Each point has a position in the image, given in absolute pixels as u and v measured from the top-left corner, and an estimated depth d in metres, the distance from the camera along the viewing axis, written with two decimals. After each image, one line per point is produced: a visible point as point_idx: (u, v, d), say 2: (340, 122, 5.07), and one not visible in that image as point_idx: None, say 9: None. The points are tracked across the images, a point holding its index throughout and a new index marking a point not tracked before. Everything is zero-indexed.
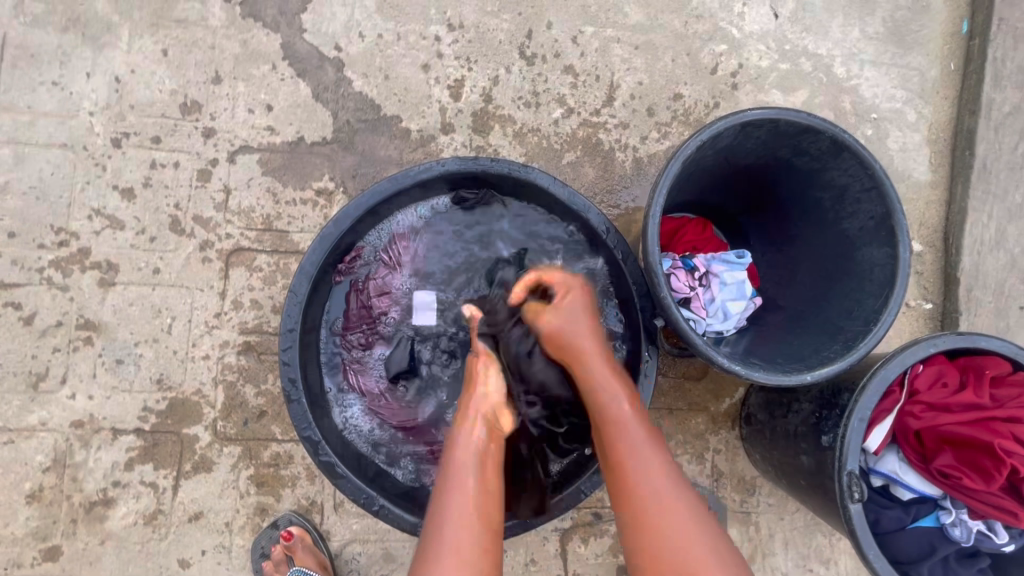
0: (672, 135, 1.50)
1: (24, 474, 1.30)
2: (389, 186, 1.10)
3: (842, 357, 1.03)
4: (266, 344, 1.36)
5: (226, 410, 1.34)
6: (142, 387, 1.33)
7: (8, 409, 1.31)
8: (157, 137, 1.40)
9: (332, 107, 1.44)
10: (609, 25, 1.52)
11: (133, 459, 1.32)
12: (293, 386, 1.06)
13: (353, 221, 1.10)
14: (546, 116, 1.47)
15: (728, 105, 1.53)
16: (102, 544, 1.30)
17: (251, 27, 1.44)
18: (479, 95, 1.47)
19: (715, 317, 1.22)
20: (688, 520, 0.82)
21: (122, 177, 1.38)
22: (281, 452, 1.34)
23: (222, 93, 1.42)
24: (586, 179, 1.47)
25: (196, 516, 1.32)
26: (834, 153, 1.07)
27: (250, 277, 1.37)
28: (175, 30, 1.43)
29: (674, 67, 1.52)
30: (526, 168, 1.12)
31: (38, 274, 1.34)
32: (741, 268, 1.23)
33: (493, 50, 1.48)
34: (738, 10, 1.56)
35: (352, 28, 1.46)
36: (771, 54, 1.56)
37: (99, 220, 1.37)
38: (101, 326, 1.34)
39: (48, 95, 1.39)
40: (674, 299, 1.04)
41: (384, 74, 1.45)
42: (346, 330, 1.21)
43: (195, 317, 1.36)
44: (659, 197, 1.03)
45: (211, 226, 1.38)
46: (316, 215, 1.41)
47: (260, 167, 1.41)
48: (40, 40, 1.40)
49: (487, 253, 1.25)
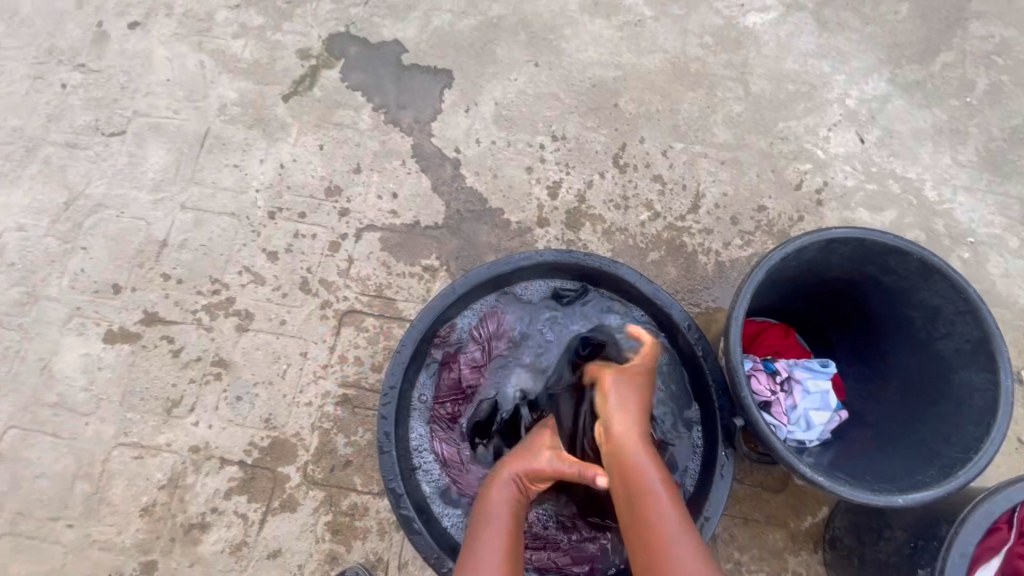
0: (755, 243, 1.58)
1: (143, 488, 1.48)
2: (493, 268, 1.26)
3: (939, 484, 0.99)
4: (362, 398, 1.51)
5: (317, 455, 1.47)
6: (252, 424, 1.51)
7: (144, 428, 1.52)
8: (303, 213, 1.68)
9: (446, 198, 1.67)
10: (697, 142, 1.68)
11: (232, 489, 1.46)
12: (387, 439, 1.17)
13: (458, 295, 1.25)
14: (633, 218, 1.61)
15: (812, 219, 1.60)
16: (191, 567, 1.41)
17: (391, 131, 1.75)
18: (574, 196, 1.64)
19: (797, 425, 1.20)
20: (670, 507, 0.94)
21: (271, 243, 1.66)
22: (358, 503, 1.43)
23: (360, 181, 1.71)
24: (667, 277, 1.55)
25: (275, 554, 1.41)
26: (924, 274, 1.09)
27: (357, 336, 1.56)
28: (333, 130, 1.76)
29: (759, 182, 1.63)
30: (615, 264, 1.27)
31: (191, 314, 1.61)
32: (825, 377, 1.23)
33: (590, 158, 1.68)
34: (823, 135, 1.67)
35: (471, 135, 1.73)
36: (858, 174, 1.63)
37: (247, 275, 1.63)
38: (230, 364, 1.56)
39: (228, 175, 1.74)
40: (756, 402, 1.07)
41: (493, 173, 1.68)
42: (437, 400, 1.29)
43: (306, 366, 1.55)
44: (744, 300, 1.09)
45: (333, 288, 1.61)
46: (420, 287, 1.60)
47: (380, 244, 1.64)
48: (231, 133, 1.79)
49: (553, 327, 1.31)
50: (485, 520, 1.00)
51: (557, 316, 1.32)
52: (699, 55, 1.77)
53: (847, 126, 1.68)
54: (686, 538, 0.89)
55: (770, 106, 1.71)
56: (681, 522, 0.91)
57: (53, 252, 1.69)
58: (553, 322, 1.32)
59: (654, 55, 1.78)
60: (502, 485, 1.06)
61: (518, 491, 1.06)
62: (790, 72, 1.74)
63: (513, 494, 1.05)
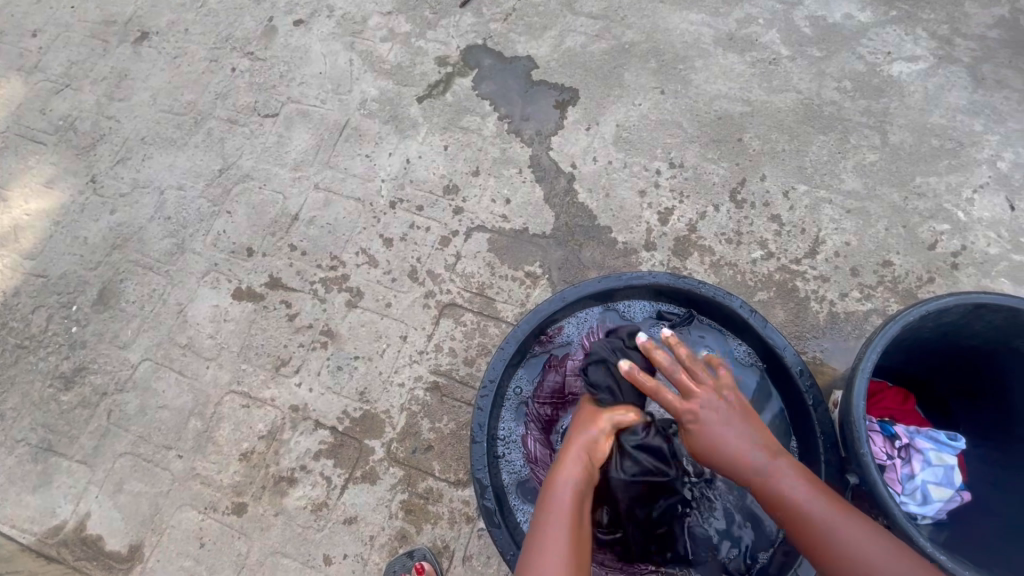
0: (876, 298, 1.50)
1: (246, 435, 1.61)
2: (606, 282, 1.29)
3: None
4: (451, 388, 1.57)
5: (402, 435, 1.54)
6: (347, 394, 1.61)
7: (254, 380, 1.67)
8: (421, 206, 1.79)
9: (557, 210, 1.72)
10: (822, 187, 1.62)
11: (321, 451, 1.56)
12: (480, 429, 1.23)
13: (566, 302, 1.30)
14: (745, 254, 1.58)
15: (944, 282, 1.49)
16: (275, 516, 1.52)
17: (512, 141, 1.83)
18: (684, 225, 1.64)
19: (911, 497, 1.13)
20: (860, 531, 0.84)
21: (388, 230, 1.78)
22: (433, 488, 1.49)
23: (477, 183, 1.80)
24: (774, 319, 1.50)
25: (350, 520, 1.49)
26: None
27: (454, 328, 1.63)
28: (458, 134, 1.87)
29: (887, 236, 1.55)
30: (729, 296, 1.25)
31: (309, 285, 1.75)
32: (951, 452, 1.14)
33: (706, 189, 1.67)
34: (967, 196, 1.58)
35: (589, 152, 1.77)
36: (1003, 242, 1.52)
37: (363, 256, 1.76)
38: (336, 336, 1.68)
39: (359, 163, 1.89)
40: (875, 462, 1.01)
41: (605, 192, 1.71)
42: (535, 399, 1.31)
43: (404, 349, 1.63)
44: (873, 353, 1.04)
45: (438, 280, 1.69)
46: (520, 291, 1.65)
47: (488, 245, 1.71)
48: (368, 125, 1.94)
49: None
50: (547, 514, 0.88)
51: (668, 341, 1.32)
52: (835, 99, 1.72)
53: (996, 190, 1.58)
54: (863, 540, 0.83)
55: (909, 159, 1.63)
56: (878, 544, 0.83)
57: (203, 212, 1.91)
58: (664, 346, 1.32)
59: (786, 95, 1.75)
60: (573, 462, 0.94)
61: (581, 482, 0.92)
62: (936, 126, 1.66)
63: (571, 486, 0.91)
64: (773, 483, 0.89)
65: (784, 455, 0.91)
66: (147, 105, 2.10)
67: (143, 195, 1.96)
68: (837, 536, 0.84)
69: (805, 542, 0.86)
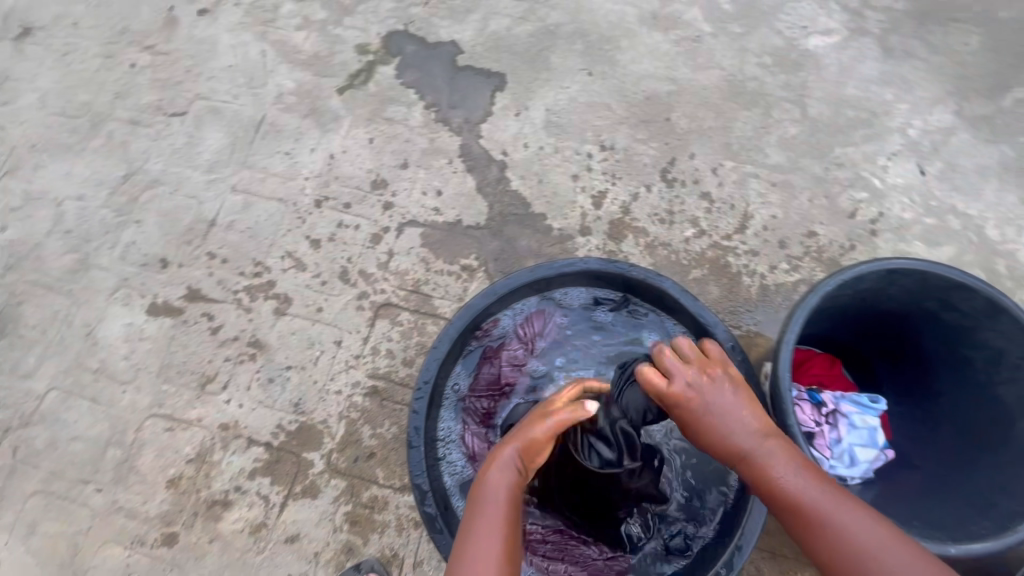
0: (803, 269, 1.54)
1: (172, 460, 1.50)
2: (537, 271, 1.25)
3: (997, 537, 0.93)
4: (390, 392, 1.51)
5: (342, 444, 1.47)
6: (281, 407, 1.52)
7: (178, 400, 1.55)
8: (348, 204, 1.71)
9: (490, 200, 1.67)
10: (749, 162, 1.65)
11: (256, 469, 1.47)
12: (416, 434, 1.17)
13: (498, 295, 1.24)
14: (678, 233, 1.58)
15: (865, 249, 1.55)
16: (210, 543, 1.42)
17: (440, 130, 1.76)
18: (618, 207, 1.63)
19: (840, 460, 1.15)
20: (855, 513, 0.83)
21: (315, 231, 1.69)
22: (378, 496, 1.43)
23: (406, 176, 1.72)
24: (709, 297, 1.52)
25: (292, 539, 1.41)
26: (990, 313, 1.04)
27: (391, 329, 1.57)
28: (383, 125, 1.79)
29: (811, 207, 1.59)
30: (660, 277, 1.24)
31: (232, 294, 1.64)
32: (874, 414, 1.19)
33: (638, 170, 1.66)
34: (882, 163, 1.63)
35: (519, 138, 1.73)
36: (916, 207, 1.59)
37: (289, 260, 1.66)
38: (265, 346, 1.58)
39: (279, 161, 1.78)
40: (801, 432, 1.03)
41: (538, 178, 1.68)
42: (474, 393, 1.30)
43: (339, 355, 1.56)
44: (795, 326, 1.05)
45: (371, 280, 1.62)
46: (457, 286, 1.60)
47: (421, 240, 1.65)
48: (286, 121, 1.83)
49: (595, 334, 1.35)
50: (480, 502, 0.90)
51: (600, 326, 1.36)
52: (757, 74, 1.75)
53: (907, 157, 1.64)
54: (861, 525, 0.81)
55: (828, 131, 1.67)
56: (867, 520, 0.82)
57: (108, 223, 1.75)
58: (597, 330, 1.36)
59: (710, 72, 1.76)
60: (504, 455, 0.95)
61: (516, 471, 0.94)
62: (851, 98, 1.71)
63: (507, 476, 0.93)
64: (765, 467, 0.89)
65: (776, 437, 0.92)
66: (36, 108, 1.90)
67: (37, 209, 1.78)
68: (828, 514, 0.83)
69: (797, 525, 0.85)
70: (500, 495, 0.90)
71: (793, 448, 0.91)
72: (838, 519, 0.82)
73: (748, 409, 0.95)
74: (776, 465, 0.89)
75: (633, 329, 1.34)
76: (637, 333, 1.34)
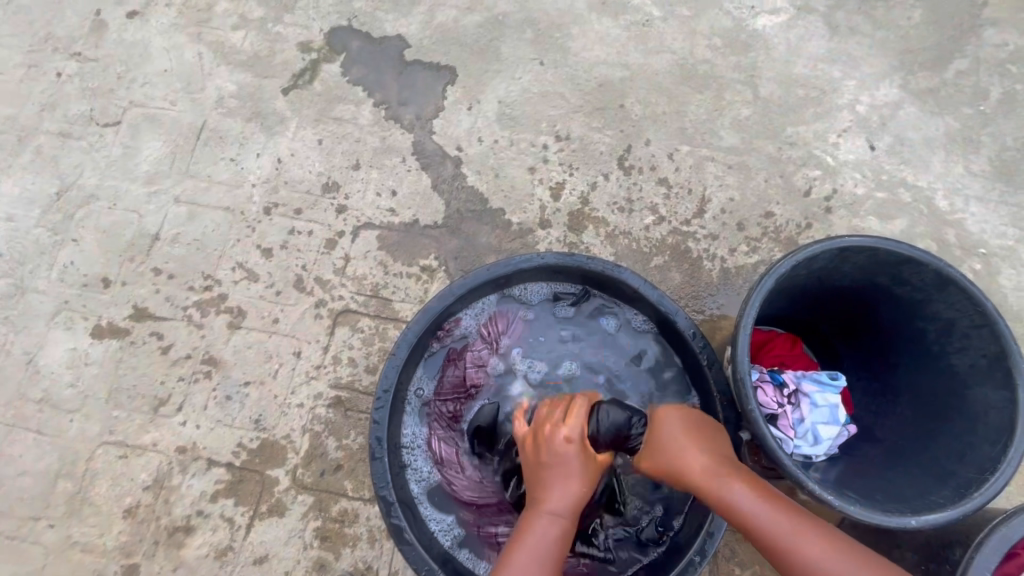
0: (762, 250, 1.54)
1: (127, 489, 1.43)
2: (494, 269, 1.22)
3: (953, 506, 0.94)
4: (354, 401, 1.47)
5: (307, 459, 1.43)
6: (241, 425, 1.46)
7: (130, 426, 1.48)
8: (299, 209, 1.64)
9: (446, 197, 1.63)
10: (704, 145, 1.64)
11: (218, 491, 1.42)
12: (378, 445, 1.13)
13: (456, 297, 1.21)
14: (638, 221, 1.57)
15: (821, 226, 1.56)
16: (174, 572, 1.37)
17: (391, 128, 1.71)
18: (577, 198, 1.61)
19: (804, 440, 1.17)
20: (810, 534, 0.86)
21: (265, 239, 1.62)
22: (348, 509, 1.39)
23: (358, 177, 1.67)
24: (671, 283, 1.52)
25: (261, 560, 1.37)
26: (939, 285, 1.05)
27: (352, 336, 1.52)
28: (332, 126, 1.72)
29: (767, 187, 1.60)
30: (619, 268, 1.22)
31: (181, 311, 1.56)
32: (834, 391, 1.19)
33: (594, 159, 1.64)
34: (833, 141, 1.65)
35: (473, 133, 1.69)
36: (867, 181, 1.61)
37: (240, 271, 1.59)
38: (220, 363, 1.52)
39: (223, 168, 1.70)
40: (762, 415, 1.03)
41: (495, 172, 1.65)
42: (437, 398, 1.26)
43: (299, 367, 1.50)
44: (751, 310, 1.05)
45: (328, 287, 1.57)
46: (417, 288, 1.56)
47: (378, 242, 1.60)
48: (228, 126, 1.75)
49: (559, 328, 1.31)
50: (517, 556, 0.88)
51: (565, 320, 1.31)
52: (708, 56, 1.74)
53: (858, 133, 1.66)
54: (813, 540, 0.85)
55: (780, 110, 1.68)
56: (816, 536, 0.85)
57: (42, 244, 1.65)
58: (561, 324, 1.31)
59: (661, 56, 1.74)
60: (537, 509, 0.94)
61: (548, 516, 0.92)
62: (801, 76, 1.71)
63: (547, 527, 0.91)
64: (719, 493, 0.91)
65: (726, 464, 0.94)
66: None
67: None
68: (782, 536, 0.86)
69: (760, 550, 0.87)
70: (533, 549, 0.88)
71: (747, 472, 0.93)
72: (793, 539, 0.85)
73: (700, 438, 0.98)
74: (729, 491, 0.90)
75: (598, 320, 1.31)
76: (603, 324, 1.30)
